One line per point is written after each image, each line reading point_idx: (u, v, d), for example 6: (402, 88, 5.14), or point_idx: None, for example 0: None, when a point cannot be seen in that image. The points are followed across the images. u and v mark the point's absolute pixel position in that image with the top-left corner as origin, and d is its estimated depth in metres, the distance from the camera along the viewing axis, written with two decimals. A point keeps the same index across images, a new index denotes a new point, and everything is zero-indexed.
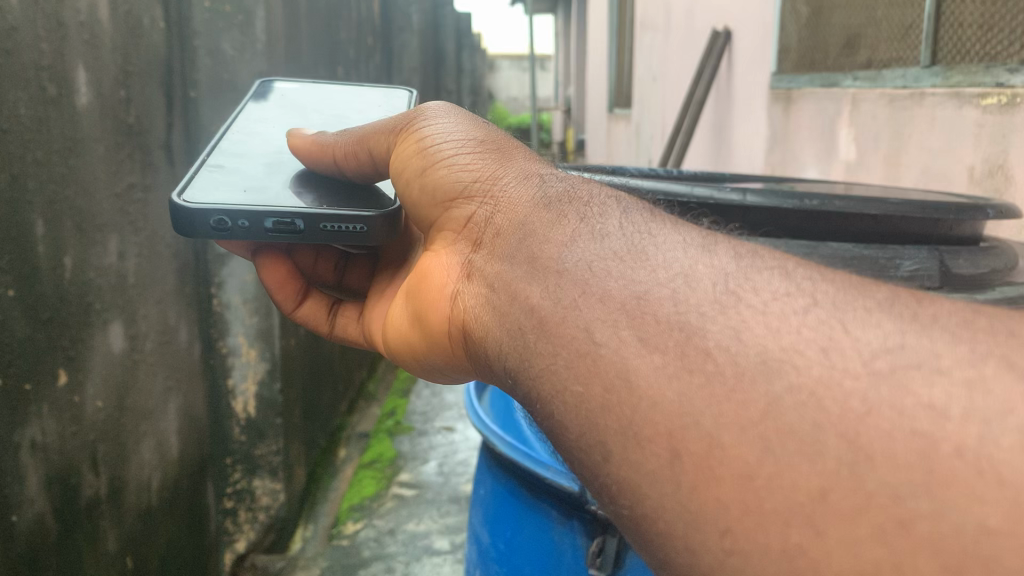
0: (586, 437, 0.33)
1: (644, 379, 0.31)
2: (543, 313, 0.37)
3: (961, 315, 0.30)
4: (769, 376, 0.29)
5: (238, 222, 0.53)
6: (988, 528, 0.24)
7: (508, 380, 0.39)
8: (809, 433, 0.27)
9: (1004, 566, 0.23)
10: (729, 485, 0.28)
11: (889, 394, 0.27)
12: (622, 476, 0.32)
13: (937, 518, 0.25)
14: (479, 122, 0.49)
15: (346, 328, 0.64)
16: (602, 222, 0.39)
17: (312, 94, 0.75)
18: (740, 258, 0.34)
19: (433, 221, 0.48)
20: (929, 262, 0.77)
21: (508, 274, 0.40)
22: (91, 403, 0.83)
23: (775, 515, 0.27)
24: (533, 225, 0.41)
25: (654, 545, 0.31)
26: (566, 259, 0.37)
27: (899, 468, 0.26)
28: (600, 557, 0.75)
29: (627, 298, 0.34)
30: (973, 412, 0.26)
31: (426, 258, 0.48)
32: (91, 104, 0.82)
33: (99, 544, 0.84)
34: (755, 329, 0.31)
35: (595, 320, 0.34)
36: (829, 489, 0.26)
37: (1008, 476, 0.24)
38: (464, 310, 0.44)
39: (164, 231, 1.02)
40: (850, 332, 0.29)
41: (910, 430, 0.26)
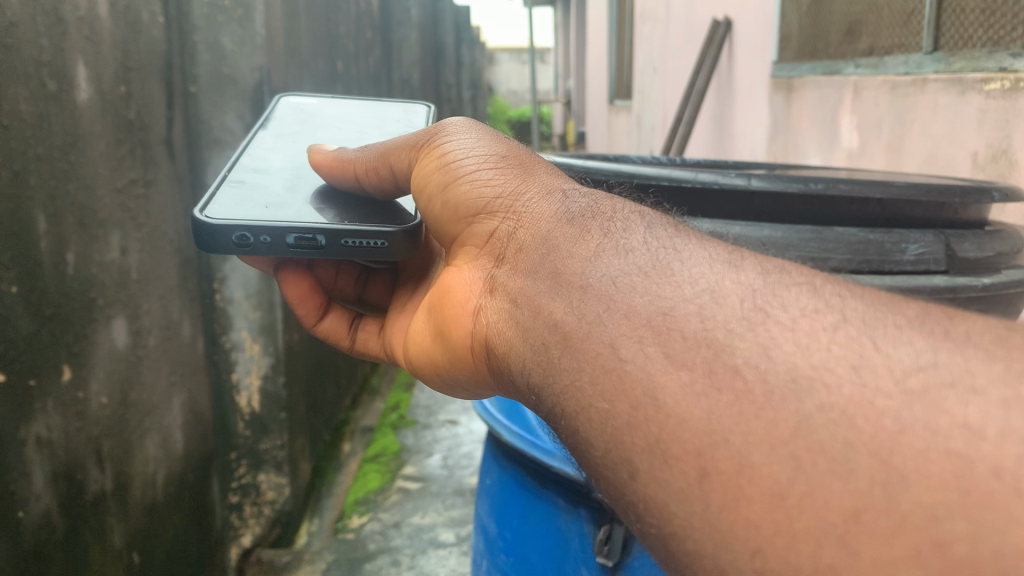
0: (612, 454, 0.33)
1: (671, 397, 0.31)
2: (568, 328, 0.37)
3: (994, 333, 0.30)
4: (799, 394, 0.29)
5: (260, 237, 0.52)
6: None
7: (532, 396, 0.39)
8: (840, 452, 0.27)
9: None
10: (760, 504, 0.28)
11: (922, 413, 0.27)
12: (649, 495, 0.32)
13: (976, 540, 0.24)
14: (500, 137, 0.49)
15: (367, 343, 0.64)
16: (626, 237, 0.39)
17: (331, 110, 0.76)
18: (767, 275, 0.35)
19: (455, 236, 0.49)
20: (936, 246, 0.77)
21: (532, 289, 0.41)
22: (95, 399, 0.83)
23: (806, 534, 0.27)
24: (556, 240, 0.41)
25: (682, 565, 0.31)
26: (590, 275, 0.38)
27: (933, 488, 0.25)
28: (608, 544, 0.75)
29: (653, 314, 0.34)
30: (1011, 430, 0.26)
31: (448, 273, 0.49)
32: (92, 101, 0.81)
33: (105, 538, 0.84)
34: (784, 347, 0.31)
35: (620, 336, 0.34)
36: (861, 509, 0.26)
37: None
38: (487, 325, 0.44)
39: (167, 227, 1.02)
40: (882, 351, 0.29)
41: (944, 449, 0.26)
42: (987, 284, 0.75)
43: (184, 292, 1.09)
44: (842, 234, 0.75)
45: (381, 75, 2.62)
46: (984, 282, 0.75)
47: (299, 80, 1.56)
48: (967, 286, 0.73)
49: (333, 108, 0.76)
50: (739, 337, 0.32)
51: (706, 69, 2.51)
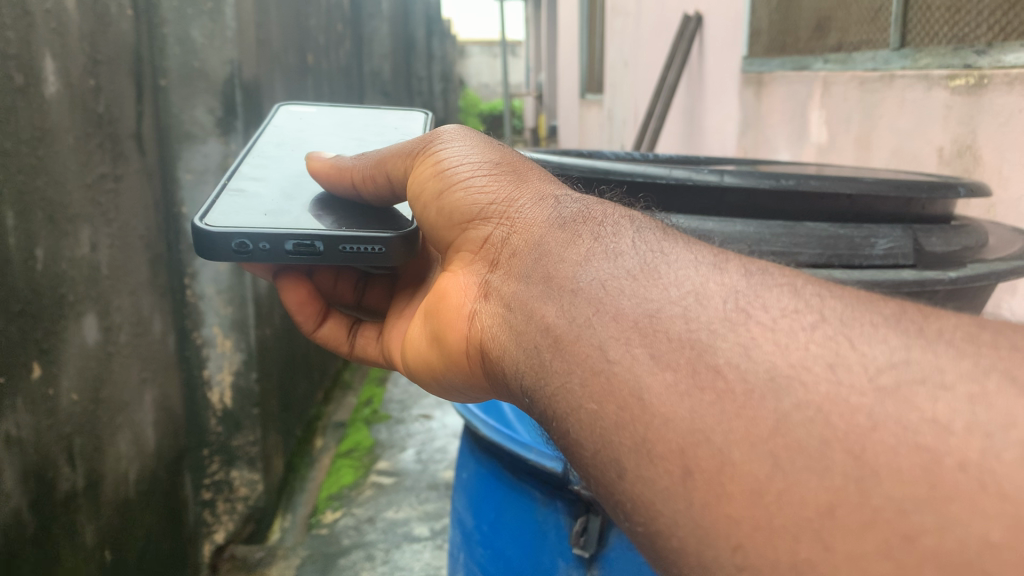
0: (602, 455, 0.35)
1: (657, 397, 0.34)
2: (559, 331, 0.39)
3: (966, 330, 0.33)
4: (778, 393, 0.31)
5: (259, 244, 0.54)
6: (990, 541, 0.26)
7: (525, 399, 0.42)
8: (816, 449, 0.30)
9: None
10: (740, 501, 0.30)
11: (894, 409, 0.29)
12: (635, 494, 0.34)
13: (942, 533, 0.26)
14: (494, 144, 0.52)
15: (366, 348, 0.66)
16: (616, 241, 0.41)
17: (329, 120, 0.80)
18: (750, 276, 0.37)
19: (451, 242, 0.51)
20: (904, 240, 0.80)
21: (525, 293, 0.43)
22: (66, 396, 0.84)
23: (783, 529, 0.29)
24: (549, 245, 0.43)
25: (668, 561, 0.33)
26: (580, 279, 0.40)
27: (903, 482, 0.28)
28: (583, 536, 0.77)
29: (640, 316, 0.36)
30: (977, 426, 0.28)
31: (443, 278, 0.51)
32: (60, 93, 0.82)
33: (77, 537, 0.85)
34: (765, 346, 0.33)
35: (609, 338, 0.37)
36: (836, 505, 0.28)
37: (1008, 489, 0.26)
38: (482, 329, 0.46)
39: (137, 221, 1.03)
40: (858, 349, 0.32)
41: (913, 445, 0.28)
42: (954, 277, 0.76)
43: (157, 286, 1.10)
44: (812, 230, 0.78)
45: (352, 68, 2.62)
46: (949, 275, 0.76)
47: (271, 73, 1.57)
48: (934, 279, 0.75)
49: (332, 117, 0.80)
50: (720, 341, 0.34)
51: (677, 64, 2.54)
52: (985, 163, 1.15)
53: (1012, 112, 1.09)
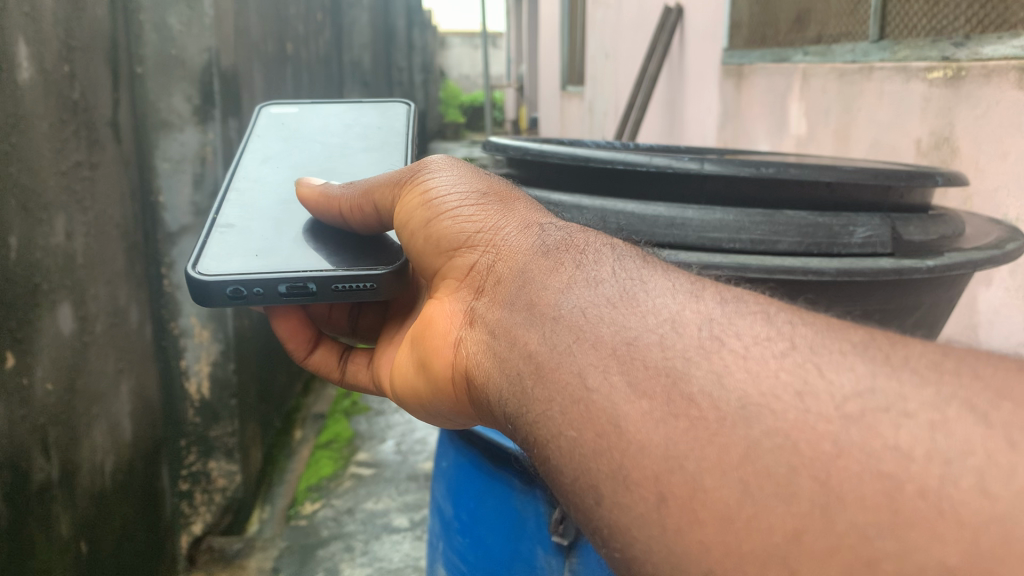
0: (580, 480, 0.35)
1: (633, 424, 0.34)
2: (540, 358, 0.39)
3: (930, 358, 0.33)
4: (748, 420, 0.32)
5: (253, 290, 0.55)
6: (947, 565, 0.26)
7: (509, 424, 0.42)
8: (784, 476, 0.30)
9: None
10: (710, 527, 0.31)
11: (859, 436, 0.30)
12: (612, 520, 0.34)
13: (902, 559, 0.27)
14: (481, 175, 0.52)
15: (356, 375, 0.65)
16: (597, 269, 0.42)
17: (311, 122, 0.79)
18: (725, 303, 0.38)
19: (437, 269, 0.51)
20: (883, 229, 0.76)
21: (508, 320, 0.43)
22: (41, 386, 0.83)
23: (753, 556, 0.30)
24: (532, 273, 0.44)
25: None
26: (562, 305, 0.40)
27: (866, 509, 0.28)
28: (563, 524, 0.76)
29: (618, 344, 0.37)
30: (936, 453, 0.29)
31: (430, 305, 0.51)
32: (34, 80, 0.81)
33: (51, 528, 0.84)
34: (736, 374, 0.33)
35: (589, 365, 0.37)
36: (803, 530, 0.29)
37: (965, 515, 0.27)
38: (466, 355, 0.46)
39: (113, 210, 1.01)
40: (826, 376, 0.32)
41: (876, 471, 0.29)
42: (931, 265, 0.73)
43: (133, 276, 1.09)
44: (792, 217, 0.74)
45: (332, 58, 2.61)
46: (927, 264, 0.73)
47: (250, 63, 1.56)
48: (912, 267, 0.72)
49: (313, 118, 0.80)
50: (692, 368, 0.34)
51: (658, 55, 2.54)
52: (962, 155, 1.16)
53: (989, 104, 1.10)
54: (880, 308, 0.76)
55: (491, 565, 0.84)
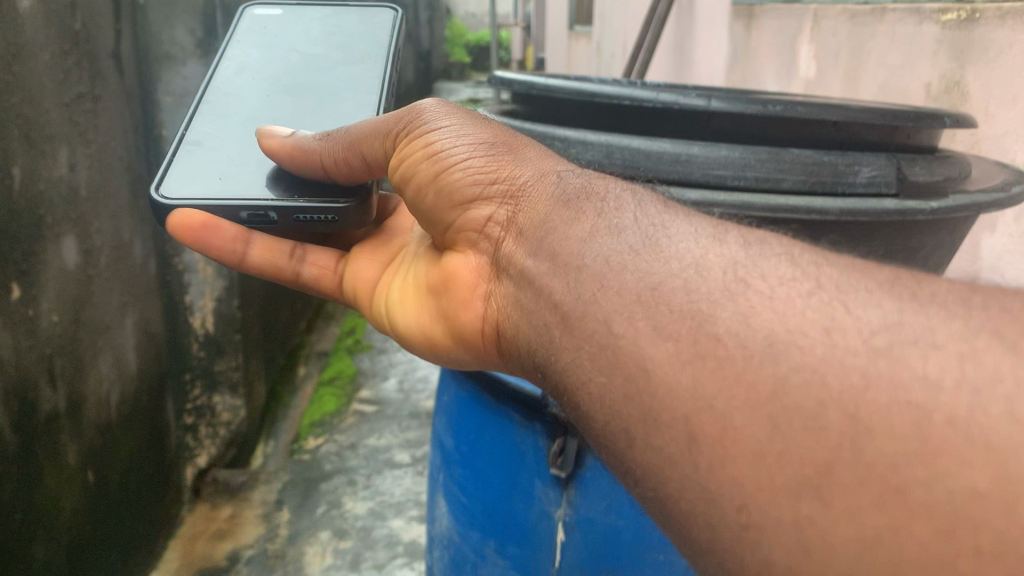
0: (613, 423, 0.36)
1: (660, 367, 0.34)
2: (566, 308, 0.40)
3: (957, 293, 0.33)
4: (775, 358, 0.32)
5: (213, 214, 0.58)
6: (976, 490, 0.27)
7: (539, 374, 0.43)
8: (812, 410, 0.30)
9: (992, 527, 0.26)
10: (742, 463, 0.31)
11: (887, 367, 0.30)
12: (645, 461, 0.34)
13: (931, 485, 0.27)
14: (477, 121, 0.52)
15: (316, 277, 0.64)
16: (618, 217, 0.42)
17: (292, 25, 0.77)
18: (748, 245, 0.38)
19: (451, 223, 0.52)
20: (888, 169, 0.74)
21: (533, 270, 0.44)
22: (46, 318, 0.83)
23: (786, 488, 0.30)
24: (554, 222, 0.44)
25: (678, 525, 0.33)
26: (585, 255, 0.41)
27: (895, 438, 0.28)
28: (560, 457, 0.73)
29: (643, 289, 0.37)
30: (965, 381, 0.29)
31: (450, 259, 0.52)
32: (34, 10, 0.79)
33: (60, 457, 0.85)
34: (763, 314, 0.33)
35: (614, 312, 0.37)
36: (833, 463, 0.29)
37: (996, 442, 0.27)
38: (495, 310, 0.48)
39: (115, 143, 1.00)
40: (852, 313, 0.32)
41: (905, 402, 0.29)
42: (935, 207, 0.72)
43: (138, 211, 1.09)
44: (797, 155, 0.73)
45: None
46: (930, 205, 0.72)
47: None
48: (915, 208, 0.71)
49: (297, 20, 0.78)
50: (717, 310, 0.34)
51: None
52: (974, 101, 1.15)
53: (1002, 48, 1.08)
54: (890, 248, 0.75)
55: (488, 497, 0.81)
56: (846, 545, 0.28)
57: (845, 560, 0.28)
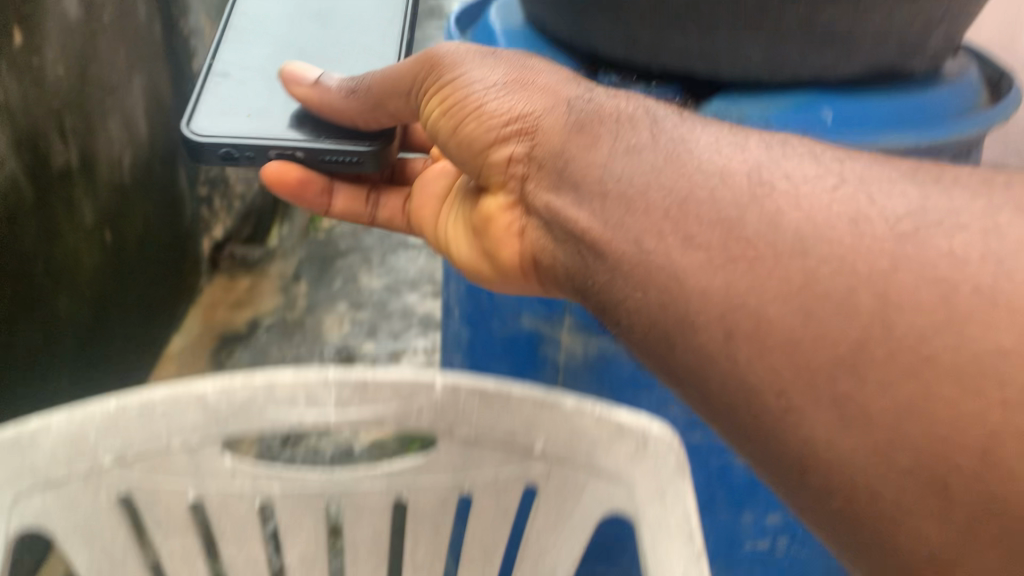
0: (654, 330, 0.38)
1: (693, 276, 0.36)
2: (594, 233, 0.42)
3: (982, 175, 0.34)
4: (804, 252, 0.34)
5: (244, 154, 0.56)
6: (1001, 347, 0.28)
7: (578, 298, 0.45)
8: (843, 298, 0.32)
9: (1016, 379, 0.28)
10: (778, 351, 0.33)
11: (912, 249, 0.32)
12: (687, 360, 0.37)
13: (958, 348, 0.29)
14: (493, 57, 0.49)
15: (390, 217, 0.64)
16: (635, 136, 0.42)
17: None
18: (770, 148, 0.39)
19: (478, 170, 0.49)
20: None
21: (557, 204, 0.44)
22: (73, 212, 0.76)
23: (821, 369, 0.32)
24: (570, 150, 0.44)
25: (726, 415, 0.36)
26: (606, 179, 0.42)
27: (923, 313, 0.30)
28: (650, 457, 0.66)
29: (670, 205, 0.39)
30: (990, 254, 0.30)
31: (484, 201, 0.50)
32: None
33: (66, 289, 0.76)
34: (790, 214, 0.35)
35: (642, 231, 0.39)
36: (866, 342, 0.31)
37: (1016, 302, 0.29)
38: (538, 249, 0.46)
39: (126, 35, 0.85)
40: (877, 203, 0.34)
41: (931, 278, 0.31)
42: None
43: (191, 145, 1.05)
44: None
45: None
46: None
47: None
48: None
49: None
50: (742, 215, 0.36)
51: None
52: None
53: None
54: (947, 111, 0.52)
55: None
56: (888, 413, 0.30)
57: (884, 421, 0.30)
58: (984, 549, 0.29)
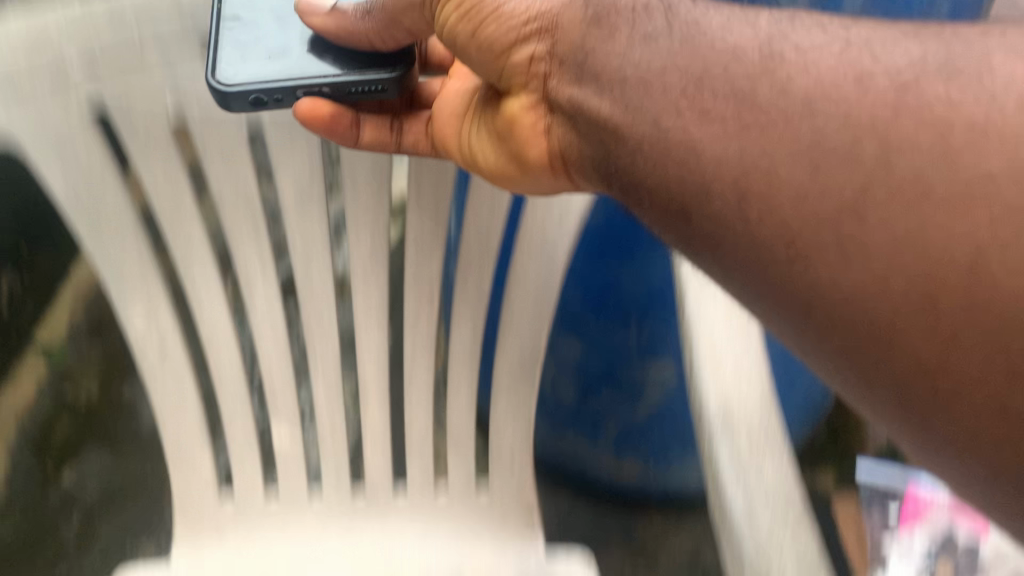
0: (671, 204, 0.40)
1: (707, 146, 0.38)
2: (615, 120, 0.43)
3: (979, 26, 0.35)
4: (809, 114, 0.35)
5: (273, 97, 0.52)
6: (990, 171, 0.30)
7: (605, 185, 0.47)
8: (847, 147, 0.34)
9: (1005, 196, 0.29)
10: (786, 204, 0.35)
11: (911, 96, 0.33)
12: (702, 228, 0.38)
13: (952, 178, 0.31)
14: None
15: (415, 143, 0.59)
16: (650, 24, 0.44)
17: None
18: (780, 22, 0.40)
19: (496, 74, 0.51)
20: None
21: (580, 96, 0.46)
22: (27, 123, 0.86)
23: (827, 217, 0.33)
24: (590, 43, 0.46)
25: (737, 272, 0.37)
26: (624, 68, 0.43)
27: (920, 150, 0.32)
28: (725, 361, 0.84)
29: (686, 83, 0.40)
30: (982, 90, 0.32)
31: (507, 103, 0.52)
32: None
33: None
34: (799, 80, 0.37)
35: (660, 112, 0.41)
36: (869, 184, 0.33)
37: (1007, 131, 0.30)
38: (566, 147, 0.49)
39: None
40: (879, 59, 0.35)
41: (927, 118, 0.32)
42: None
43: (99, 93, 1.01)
44: None
45: None
46: None
47: None
48: None
49: None
50: (755, 85, 0.38)
51: None
52: None
53: None
54: None
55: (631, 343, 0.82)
56: (882, 252, 0.32)
57: (883, 253, 0.32)
58: (972, 350, 0.29)
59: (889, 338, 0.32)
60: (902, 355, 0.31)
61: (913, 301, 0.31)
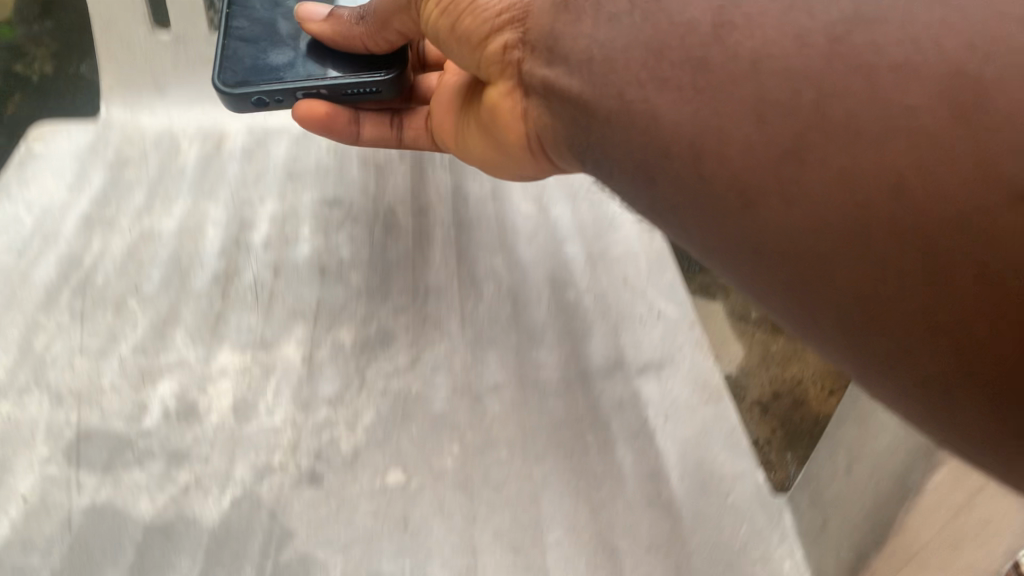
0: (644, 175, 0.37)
1: (669, 114, 0.34)
2: (583, 100, 0.40)
3: None
4: (751, 73, 0.31)
5: (274, 98, 0.57)
6: (906, 106, 0.27)
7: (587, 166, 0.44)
8: (784, 94, 0.30)
9: (942, 144, 0.26)
10: (732, 155, 0.32)
11: (858, 39, 0.29)
12: (672, 197, 0.35)
13: (894, 117, 0.27)
14: None
15: (416, 137, 0.65)
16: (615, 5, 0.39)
17: None
18: None
19: (478, 61, 0.51)
20: None
21: (551, 80, 0.43)
22: None
23: (767, 161, 0.30)
24: (557, 24, 0.43)
25: (703, 230, 0.34)
26: (588, 45, 0.40)
27: (854, 91, 0.28)
28: None
29: (644, 52, 0.36)
30: (916, 26, 0.28)
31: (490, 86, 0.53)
32: None
33: None
34: (744, 44, 0.32)
35: (624, 82, 0.37)
36: (807, 130, 0.29)
37: (940, 69, 0.26)
38: (539, 130, 0.49)
39: None
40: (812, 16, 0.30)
41: (861, 63, 0.28)
42: None
43: None
44: None
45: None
46: None
47: None
48: None
49: None
50: (710, 51, 0.33)
51: None
52: None
53: None
54: None
55: None
56: (818, 190, 0.28)
57: (824, 189, 0.28)
58: (906, 280, 0.26)
59: (869, 290, 0.28)
60: (889, 285, 0.27)
61: (859, 229, 0.27)
